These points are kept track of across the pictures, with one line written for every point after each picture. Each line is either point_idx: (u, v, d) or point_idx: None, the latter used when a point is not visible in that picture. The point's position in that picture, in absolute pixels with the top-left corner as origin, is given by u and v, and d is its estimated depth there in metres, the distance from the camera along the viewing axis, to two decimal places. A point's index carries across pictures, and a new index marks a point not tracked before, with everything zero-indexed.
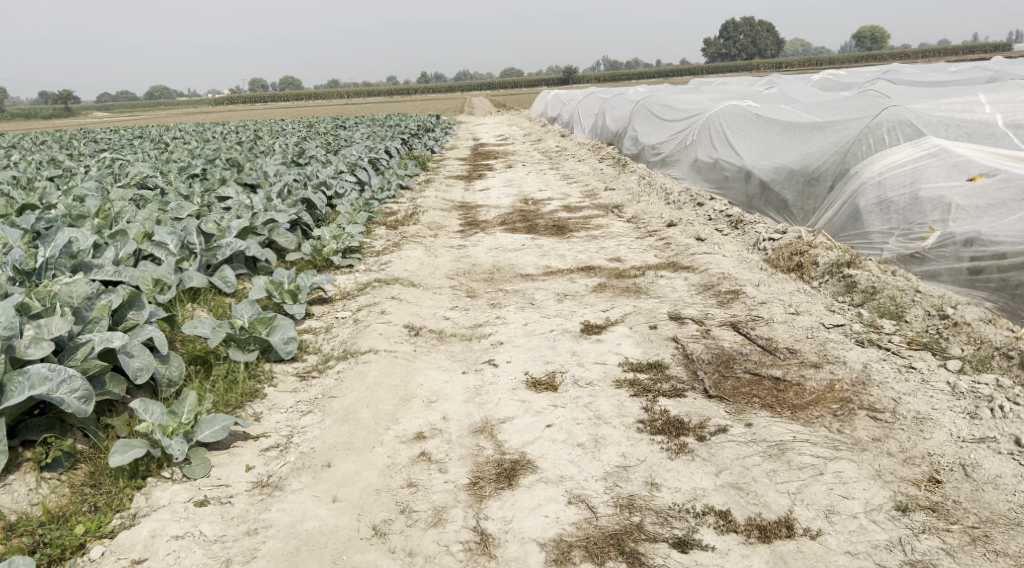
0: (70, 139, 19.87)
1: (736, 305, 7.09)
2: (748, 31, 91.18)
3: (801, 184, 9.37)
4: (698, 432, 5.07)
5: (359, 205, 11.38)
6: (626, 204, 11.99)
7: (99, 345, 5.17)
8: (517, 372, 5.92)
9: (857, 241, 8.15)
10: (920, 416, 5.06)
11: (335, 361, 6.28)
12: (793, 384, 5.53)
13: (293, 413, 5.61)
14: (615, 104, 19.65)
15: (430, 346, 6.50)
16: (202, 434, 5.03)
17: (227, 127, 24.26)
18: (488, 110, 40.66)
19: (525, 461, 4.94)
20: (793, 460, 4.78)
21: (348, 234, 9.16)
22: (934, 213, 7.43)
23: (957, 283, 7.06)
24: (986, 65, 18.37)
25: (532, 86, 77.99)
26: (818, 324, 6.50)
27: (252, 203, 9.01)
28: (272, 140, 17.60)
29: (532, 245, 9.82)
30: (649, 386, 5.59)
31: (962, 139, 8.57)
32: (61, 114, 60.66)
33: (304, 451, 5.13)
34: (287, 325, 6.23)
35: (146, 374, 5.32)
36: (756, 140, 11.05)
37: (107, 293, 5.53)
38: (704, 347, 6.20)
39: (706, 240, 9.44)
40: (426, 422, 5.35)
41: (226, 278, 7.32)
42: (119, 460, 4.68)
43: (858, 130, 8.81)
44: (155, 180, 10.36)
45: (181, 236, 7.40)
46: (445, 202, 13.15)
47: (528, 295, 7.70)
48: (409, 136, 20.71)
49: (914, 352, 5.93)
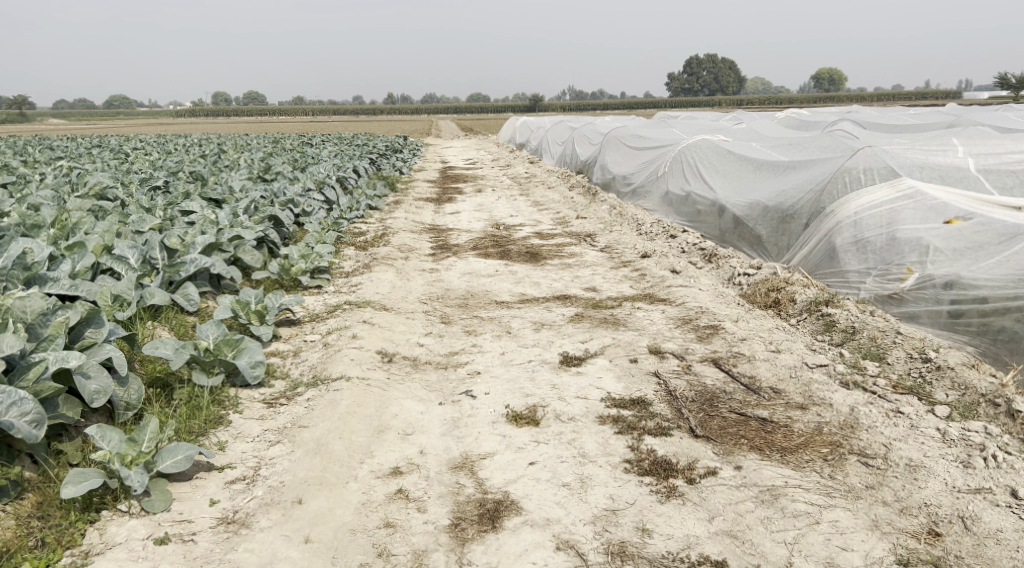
0: (26, 145, 19.38)
1: (716, 341, 6.97)
2: (712, 67, 92.71)
3: (776, 220, 9.32)
4: (687, 474, 4.90)
5: (327, 225, 11.13)
6: (598, 233, 11.90)
7: (53, 366, 4.91)
8: (496, 405, 5.70)
9: (833, 279, 8.09)
10: (913, 464, 4.96)
11: (304, 389, 6.00)
12: (780, 425, 5.40)
13: (260, 443, 5.32)
14: (583, 132, 19.65)
15: (404, 375, 6.26)
16: (163, 464, 4.75)
17: (190, 139, 23.79)
18: (455, 134, 40.72)
19: (508, 501, 4.72)
20: (786, 507, 4.64)
21: (317, 253, 8.89)
22: (912, 254, 7.42)
23: (937, 326, 7.01)
24: (945, 110, 18.79)
25: (498, 111, 78.36)
26: (801, 363, 6.38)
27: (217, 219, 8.71)
28: (237, 155, 17.22)
29: (505, 271, 9.64)
30: (634, 423, 5.40)
31: (935, 182, 8.56)
32: (17, 119, 59.43)
33: (272, 486, 4.86)
34: (255, 347, 5.96)
35: (104, 398, 5.05)
36: (729, 174, 11.02)
37: (64, 309, 5.27)
38: (687, 384, 6.04)
39: (681, 272, 9.34)
40: (402, 456, 5.11)
41: (189, 296, 7.07)
42: (72, 491, 4.42)
43: (835, 169, 8.78)
44: (116, 191, 10.00)
45: (144, 250, 7.10)
46: (415, 224, 12.95)
47: (504, 323, 7.51)
48: (378, 156, 20.46)
49: (901, 396, 5.83)
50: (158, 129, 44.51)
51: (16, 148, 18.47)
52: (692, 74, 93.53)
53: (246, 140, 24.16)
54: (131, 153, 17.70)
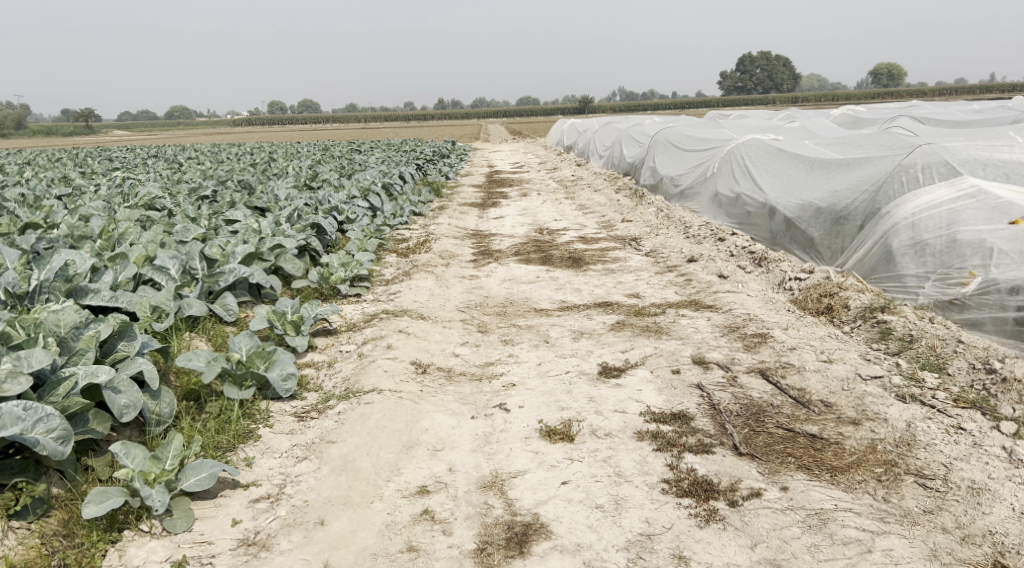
0: (85, 156, 19.85)
1: (764, 350, 6.65)
2: (765, 65, 91.29)
3: (829, 222, 8.93)
4: (729, 496, 4.62)
5: (371, 231, 11.01)
6: (644, 237, 11.60)
7: (82, 381, 4.83)
8: (530, 419, 5.47)
9: (889, 284, 7.71)
10: (976, 487, 4.62)
11: (336, 401, 5.82)
12: (831, 442, 5.08)
13: (287, 459, 5.17)
14: (631, 133, 19.33)
15: (438, 387, 6.06)
16: (186, 482, 4.63)
17: (243, 149, 24.10)
18: (504, 138, 40.67)
19: (538, 525, 4.51)
20: (836, 533, 4.36)
21: (357, 261, 8.76)
22: (975, 257, 7.03)
23: (1002, 334, 6.65)
24: (1012, 103, 18.03)
25: (547, 113, 78.33)
26: (854, 374, 6.03)
27: (259, 227, 8.63)
28: (285, 163, 17.29)
29: (546, 277, 9.41)
30: (673, 439, 5.14)
31: (1001, 180, 8.05)
32: (81, 131, 61.22)
33: (296, 505, 4.72)
34: (287, 359, 5.81)
35: (133, 413, 4.94)
36: (780, 174, 10.64)
37: (96, 323, 5.16)
38: (732, 397, 5.74)
39: (729, 277, 9.01)
40: (430, 474, 4.93)
41: (227, 305, 6.98)
42: (94, 511, 4.32)
43: (891, 168, 8.37)
44: (163, 201, 10.03)
45: (184, 260, 7.03)
46: (458, 229, 12.80)
47: (543, 332, 7.29)
48: (425, 161, 20.40)
49: (962, 411, 5.51)
50: (213, 138, 45.48)
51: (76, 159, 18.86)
52: (744, 73, 92.25)
53: (297, 148, 24.37)
54: (184, 162, 17.93)
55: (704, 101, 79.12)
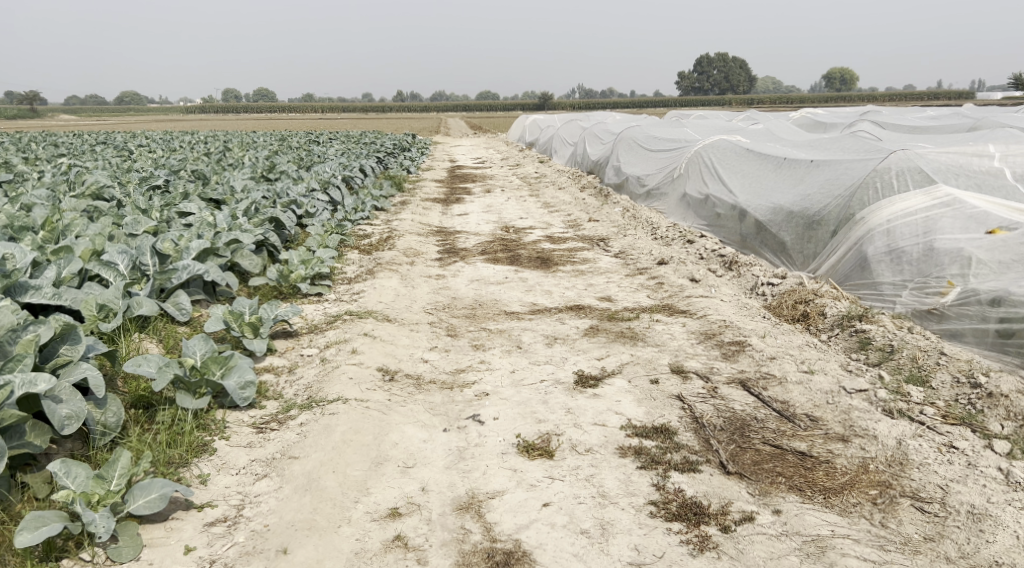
0: (29, 142, 18.99)
1: (743, 359, 6.43)
2: (722, 65, 91.92)
3: (802, 226, 8.76)
4: (721, 520, 4.40)
5: (330, 227, 10.62)
6: (612, 238, 11.36)
7: (19, 390, 4.41)
8: (507, 433, 5.18)
9: (865, 292, 7.55)
10: (976, 512, 4.46)
11: (297, 412, 5.45)
12: (821, 461, 4.88)
13: (246, 476, 4.81)
14: (596, 131, 19.12)
15: (406, 396, 5.73)
16: (134, 504, 4.26)
17: (198, 136, 23.35)
18: (463, 132, 40.30)
19: (520, 552, 4.24)
20: (835, 563, 4.16)
21: (318, 259, 8.36)
22: (952, 266, 6.88)
23: (983, 346, 6.48)
24: (971, 110, 18.23)
25: (506, 108, 78.13)
26: (838, 387, 5.83)
27: (214, 221, 8.19)
28: (241, 153, 16.70)
29: (515, 278, 9.11)
30: (658, 457, 4.91)
31: (973, 189, 7.94)
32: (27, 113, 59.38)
33: (256, 530, 4.39)
34: (246, 366, 5.42)
35: (75, 425, 4.55)
36: (750, 175, 10.46)
37: (35, 325, 4.76)
38: (714, 410, 5.50)
39: (701, 281, 8.80)
40: (402, 494, 4.62)
41: (180, 304, 6.52)
42: (28, 539, 3.95)
43: (866, 172, 8.21)
44: (111, 191, 9.51)
45: (134, 255, 6.59)
46: (422, 226, 12.44)
47: (514, 337, 6.99)
48: (385, 155, 19.93)
49: (952, 428, 5.34)
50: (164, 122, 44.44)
51: (20, 144, 18.00)
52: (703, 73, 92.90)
53: (253, 138, 23.67)
54: (136, 150, 17.23)
55: (661, 101, 79.50)
